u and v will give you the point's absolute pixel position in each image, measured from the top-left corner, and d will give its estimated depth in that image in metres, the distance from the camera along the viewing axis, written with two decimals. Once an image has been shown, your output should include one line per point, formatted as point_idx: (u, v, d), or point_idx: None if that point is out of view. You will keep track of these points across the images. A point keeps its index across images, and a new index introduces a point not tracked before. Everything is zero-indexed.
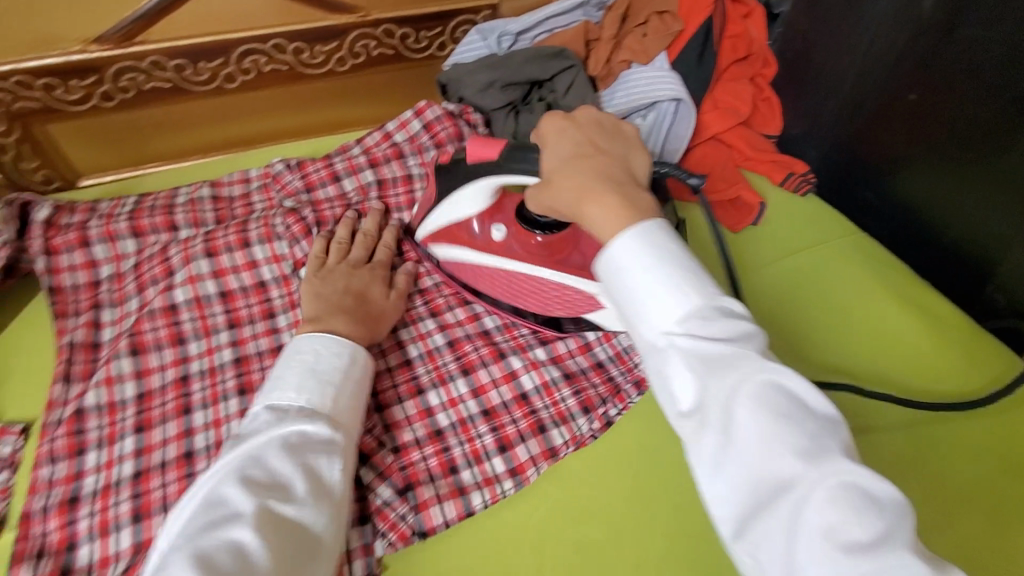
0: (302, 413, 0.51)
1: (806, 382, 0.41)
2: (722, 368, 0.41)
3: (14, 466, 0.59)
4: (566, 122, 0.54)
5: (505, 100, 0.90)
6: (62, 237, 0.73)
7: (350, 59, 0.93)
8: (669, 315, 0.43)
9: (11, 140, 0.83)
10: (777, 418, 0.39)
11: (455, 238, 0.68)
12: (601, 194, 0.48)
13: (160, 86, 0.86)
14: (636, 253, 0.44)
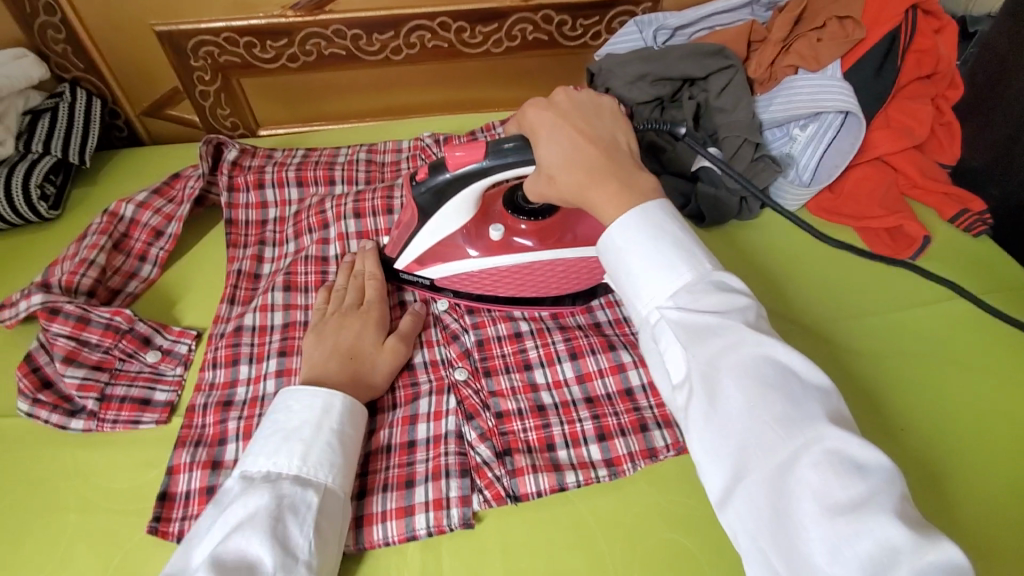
0: (294, 481, 0.51)
1: (793, 350, 0.42)
2: (706, 342, 0.44)
3: (186, 364, 0.67)
4: (552, 114, 0.56)
5: (653, 95, 0.88)
6: (243, 177, 0.84)
7: (506, 42, 0.96)
8: (662, 290, 0.47)
9: (212, 88, 0.95)
10: (760, 386, 0.41)
11: (446, 252, 0.68)
12: (603, 182, 0.51)
13: (337, 53, 0.93)
14: (635, 228, 0.49)
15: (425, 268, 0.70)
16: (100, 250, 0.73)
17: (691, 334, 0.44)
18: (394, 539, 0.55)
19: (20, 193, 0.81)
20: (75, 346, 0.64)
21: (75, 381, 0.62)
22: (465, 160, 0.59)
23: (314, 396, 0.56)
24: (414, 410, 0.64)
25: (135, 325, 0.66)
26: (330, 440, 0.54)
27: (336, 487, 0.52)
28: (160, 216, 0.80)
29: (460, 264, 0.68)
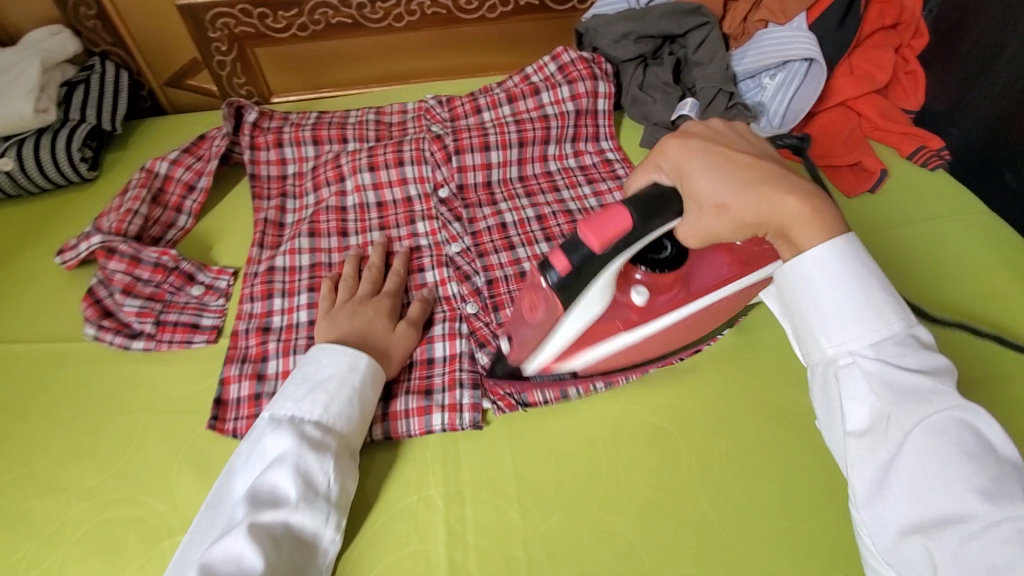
0: (316, 426, 0.57)
1: (999, 427, 0.41)
2: (909, 395, 0.43)
3: (228, 297, 0.76)
4: (696, 141, 0.52)
5: (637, 53, 0.96)
6: (263, 137, 0.91)
7: (500, 7, 1.03)
8: (863, 335, 0.45)
9: (230, 58, 1.04)
10: (961, 454, 0.40)
11: (595, 333, 0.58)
12: (793, 196, 0.48)
13: (344, 21, 1.01)
14: (827, 272, 0.46)
15: (562, 363, 0.60)
16: (142, 202, 0.82)
17: (895, 388, 0.43)
18: (416, 432, 0.63)
19: (65, 155, 0.89)
20: (131, 281, 0.74)
21: (133, 309, 0.72)
22: (616, 225, 0.48)
23: (341, 353, 0.61)
24: (430, 333, 0.72)
25: (180, 263, 0.76)
26: (350, 395, 0.59)
27: (351, 436, 0.58)
28: (191, 172, 0.88)
29: (599, 346, 0.59)
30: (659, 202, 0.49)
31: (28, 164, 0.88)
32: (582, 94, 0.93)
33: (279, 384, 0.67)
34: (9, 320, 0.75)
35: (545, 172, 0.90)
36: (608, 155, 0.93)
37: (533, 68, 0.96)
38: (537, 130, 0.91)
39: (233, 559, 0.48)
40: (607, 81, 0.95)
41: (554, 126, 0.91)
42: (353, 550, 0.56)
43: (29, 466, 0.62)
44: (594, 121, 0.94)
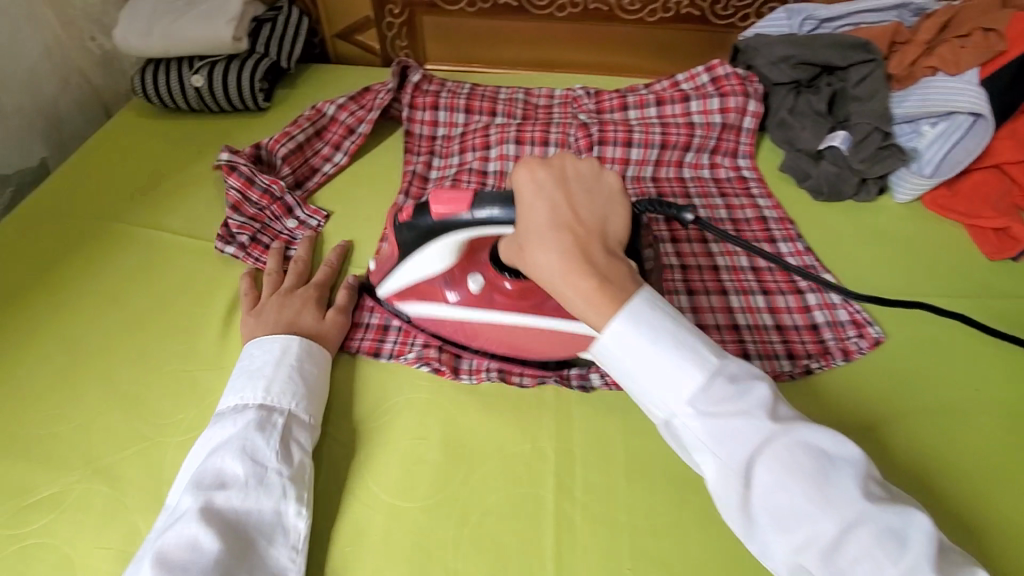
0: (260, 408, 0.59)
1: (818, 431, 0.43)
2: (731, 445, 0.43)
3: (316, 234, 0.83)
4: (539, 177, 0.51)
5: (792, 78, 0.96)
6: (421, 98, 0.98)
7: (661, 12, 1.06)
8: (679, 396, 0.44)
9: (399, 21, 1.12)
10: (796, 476, 0.42)
11: (426, 291, 0.66)
12: (579, 278, 0.47)
13: (509, 3, 1.07)
14: (637, 331, 0.45)
15: (405, 302, 0.69)
16: (302, 131, 0.92)
17: (720, 439, 0.43)
18: (528, 384, 0.66)
19: (246, 82, 0.99)
20: (241, 198, 0.83)
21: (239, 222, 0.81)
22: (454, 202, 0.56)
23: (275, 341, 0.64)
24: None
25: (285, 195, 0.83)
26: (290, 375, 0.62)
27: (300, 414, 0.60)
28: (353, 118, 0.97)
29: (436, 306, 0.66)
30: (497, 203, 0.54)
31: (217, 85, 0.99)
32: (731, 109, 0.94)
33: None
34: (189, 217, 0.84)
35: (679, 178, 0.92)
36: (745, 172, 0.93)
37: (685, 77, 0.99)
38: (681, 136, 0.92)
39: (187, 544, 0.49)
40: (757, 100, 0.95)
41: (698, 135, 0.92)
42: (468, 478, 0.59)
43: (196, 343, 0.69)
44: (737, 137, 0.95)
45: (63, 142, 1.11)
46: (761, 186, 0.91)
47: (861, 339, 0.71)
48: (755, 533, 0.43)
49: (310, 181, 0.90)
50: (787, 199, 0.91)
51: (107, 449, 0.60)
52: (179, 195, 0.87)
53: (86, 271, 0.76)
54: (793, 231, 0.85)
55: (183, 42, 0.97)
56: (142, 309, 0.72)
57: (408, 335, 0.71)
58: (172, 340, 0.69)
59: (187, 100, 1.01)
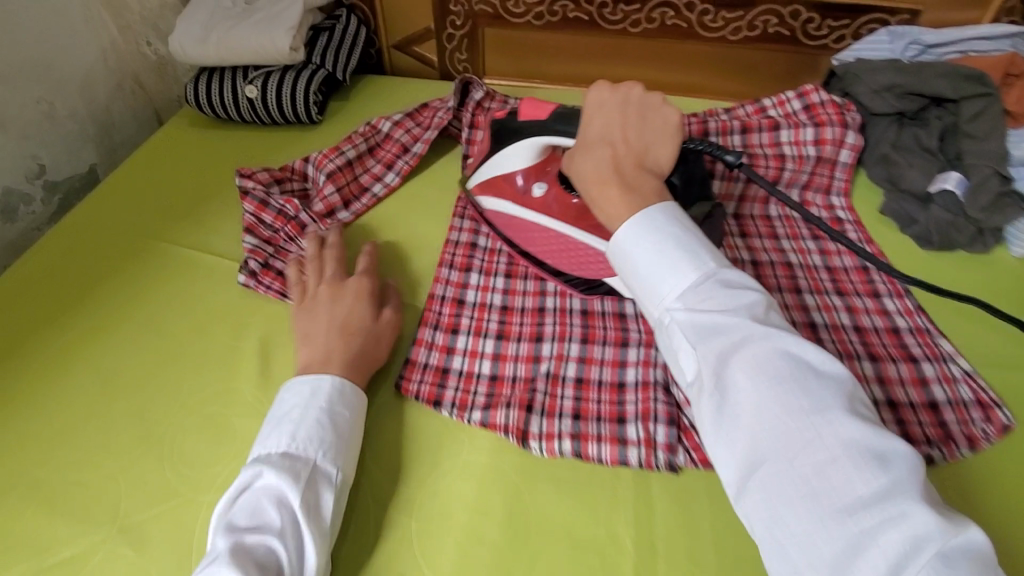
0: (283, 456, 0.52)
1: (807, 345, 0.41)
2: (707, 338, 0.43)
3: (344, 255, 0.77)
4: (607, 99, 0.59)
5: (896, 108, 0.85)
6: (483, 117, 0.92)
7: (745, 31, 0.97)
8: (670, 288, 0.46)
9: (460, 33, 1.06)
10: (772, 381, 0.40)
11: (501, 189, 0.75)
12: (603, 184, 0.53)
13: (580, 17, 1.00)
14: (640, 230, 0.49)
15: (484, 197, 0.78)
16: (353, 148, 0.87)
17: (700, 332, 0.43)
18: (607, 460, 0.59)
19: (300, 95, 0.94)
20: (255, 221, 0.79)
21: (251, 245, 0.76)
22: (537, 114, 0.68)
23: (303, 382, 0.57)
24: (623, 354, 0.67)
25: (300, 214, 0.79)
26: (318, 419, 0.55)
27: (327, 464, 0.53)
28: (409, 136, 0.91)
29: (505, 204, 0.76)
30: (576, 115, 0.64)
31: (270, 96, 0.94)
32: (827, 141, 0.85)
33: (466, 361, 0.68)
34: (236, 238, 0.79)
35: (764, 216, 0.83)
36: (839, 213, 0.84)
37: (773, 101, 0.91)
38: (769, 169, 0.85)
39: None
40: (857, 131, 0.86)
41: (788, 168, 0.85)
42: (531, 565, 0.53)
43: (234, 385, 0.64)
44: (831, 172, 0.86)
45: (113, 148, 1.08)
46: (859, 231, 0.81)
47: (988, 424, 0.61)
48: (714, 433, 0.42)
49: (357, 203, 0.85)
50: (888, 247, 0.81)
51: (135, 505, 0.55)
52: (226, 213, 0.82)
53: (126, 295, 0.72)
54: (900, 286, 0.74)
55: (238, 51, 0.93)
56: (180, 341, 0.68)
57: (471, 382, 0.66)
58: (211, 381, 0.64)
59: (238, 111, 0.96)
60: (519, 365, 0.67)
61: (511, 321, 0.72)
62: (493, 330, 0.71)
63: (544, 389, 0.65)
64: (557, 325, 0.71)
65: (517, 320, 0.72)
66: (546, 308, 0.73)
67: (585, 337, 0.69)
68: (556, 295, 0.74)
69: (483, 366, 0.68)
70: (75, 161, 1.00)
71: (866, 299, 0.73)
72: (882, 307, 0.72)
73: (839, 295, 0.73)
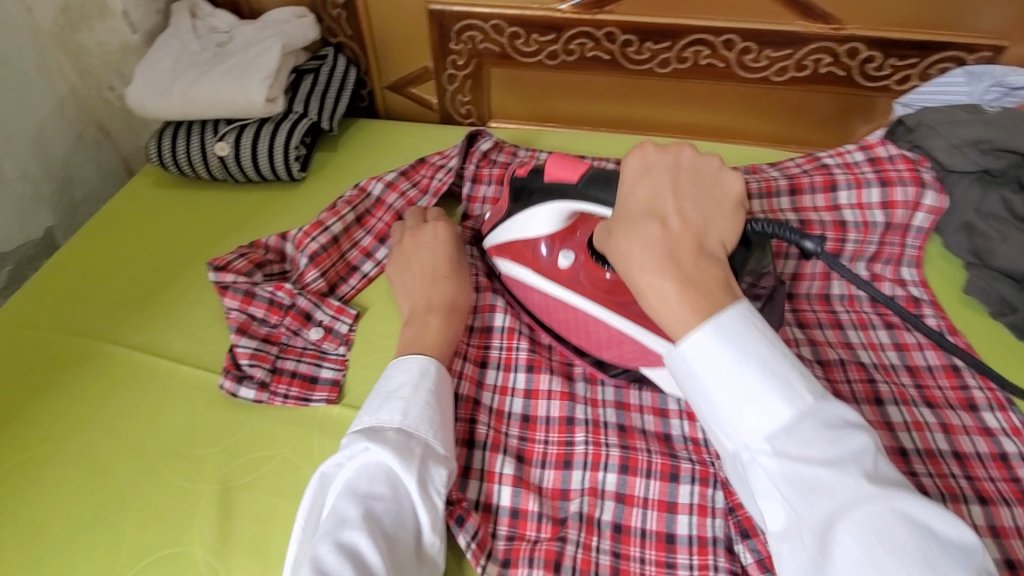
0: (398, 432, 0.49)
1: (929, 507, 0.34)
2: (809, 499, 0.35)
3: (348, 344, 0.66)
4: (655, 159, 0.44)
5: (980, 165, 0.72)
6: (488, 170, 0.79)
7: (793, 71, 0.84)
8: (754, 425, 0.36)
9: (462, 74, 0.93)
10: (892, 560, 0.33)
11: (517, 253, 0.63)
12: (658, 280, 0.40)
13: (600, 56, 0.87)
14: (715, 342, 0.37)
15: (498, 258, 0.66)
16: (338, 220, 0.74)
17: (797, 489, 0.35)
18: None
19: (281, 153, 0.82)
20: (247, 318, 0.66)
21: (248, 351, 0.63)
22: (564, 175, 0.54)
23: (412, 360, 0.54)
24: (673, 493, 0.54)
25: (297, 300, 0.67)
26: (430, 397, 0.51)
27: (441, 445, 0.50)
28: (404, 199, 0.79)
29: (520, 269, 0.63)
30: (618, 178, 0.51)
31: (244, 154, 0.82)
32: (898, 203, 0.71)
33: (484, 493, 0.55)
34: (196, 335, 0.66)
35: (823, 296, 0.69)
36: (912, 290, 0.70)
37: (829, 152, 0.77)
38: (827, 240, 0.71)
39: (348, 555, 0.42)
40: (937, 191, 0.72)
41: (851, 240, 0.71)
42: None
43: (185, 543, 0.52)
44: (902, 239, 0.72)
45: (74, 207, 0.96)
46: (939, 316, 0.67)
47: None
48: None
49: (345, 285, 0.72)
50: (977, 336, 0.67)
51: None
52: (189, 301, 0.70)
53: (64, 415, 0.60)
54: (1000, 393, 0.60)
55: (206, 104, 0.80)
56: (123, 480, 0.56)
57: (488, 521, 0.54)
58: (154, 538, 0.52)
59: (209, 170, 0.84)
60: (545, 501, 0.55)
61: (535, 437, 0.59)
62: (512, 447, 0.58)
63: (575, 538, 0.52)
64: (589, 446, 0.57)
65: (541, 437, 0.59)
66: (575, 421, 0.59)
67: (626, 463, 0.56)
68: (587, 403, 0.60)
69: (501, 496, 0.55)
70: (28, 226, 0.89)
71: (961, 412, 0.60)
72: (982, 424, 0.59)
73: (928, 406, 0.60)
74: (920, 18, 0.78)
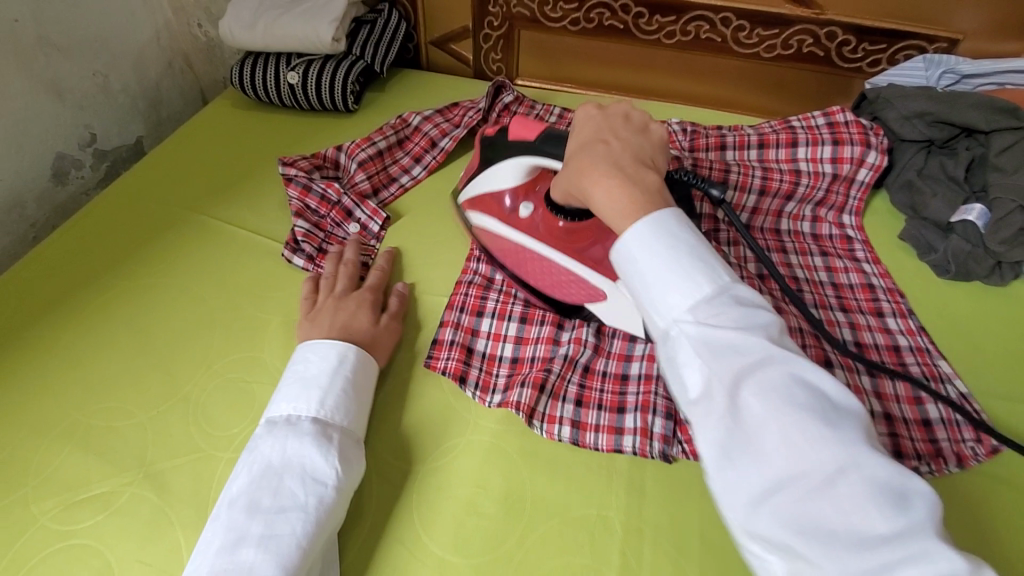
0: (314, 422, 0.56)
1: (823, 374, 0.39)
2: (722, 356, 0.39)
3: (377, 240, 0.82)
4: (597, 113, 0.57)
5: (925, 136, 0.86)
6: (508, 119, 0.95)
7: (779, 49, 0.98)
8: (681, 299, 0.42)
9: (497, 34, 1.08)
10: (786, 405, 0.38)
11: (487, 206, 0.74)
12: (604, 179, 0.48)
13: (615, 25, 1.02)
14: (652, 234, 0.44)
15: (471, 215, 0.76)
16: (385, 139, 0.90)
17: (713, 350, 0.40)
18: (604, 447, 0.62)
19: (339, 84, 0.98)
20: (303, 207, 0.82)
21: (302, 229, 0.79)
22: (526, 133, 0.66)
23: (329, 348, 0.62)
24: (631, 349, 0.70)
25: (341, 198, 0.83)
26: (343, 386, 0.60)
27: (352, 427, 0.58)
28: (438, 130, 0.94)
29: (489, 221, 0.73)
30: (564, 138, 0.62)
31: (310, 82, 0.98)
32: (846, 159, 0.85)
33: (489, 344, 0.71)
34: (268, 216, 0.83)
35: (774, 230, 0.85)
36: (849, 231, 0.85)
37: (798, 117, 0.91)
38: (784, 182, 0.84)
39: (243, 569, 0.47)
40: (880, 152, 0.85)
41: (804, 184, 0.85)
42: (524, 540, 0.57)
43: (259, 351, 0.68)
44: (847, 191, 0.86)
45: (160, 123, 1.13)
46: (867, 251, 0.82)
47: (977, 445, 0.63)
48: (732, 469, 0.38)
49: (385, 192, 0.88)
50: (903, 270, 0.81)
51: (161, 455, 0.59)
52: (263, 191, 0.86)
53: (163, 261, 0.76)
54: (904, 305, 0.76)
55: (283, 38, 0.97)
56: (212, 306, 0.72)
57: (492, 364, 0.70)
58: (237, 345, 0.68)
59: (279, 95, 1.01)
60: (539, 346, 0.70)
61: (534, 307, 0.74)
62: (516, 312, 0.73)
63: (557, 370, 0.67)
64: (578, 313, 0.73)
65: (539, 308, 0.74)
66: None
67: (599, 327, 0.71)
68: None
69: (505, 348, 0.71)
70: (123, 131, 1.06)
71: (869, 316, 0.75)
72: (886, 326, 0.74)
73: (843, 311, 0.75)
74: (891, 10, 0.91)
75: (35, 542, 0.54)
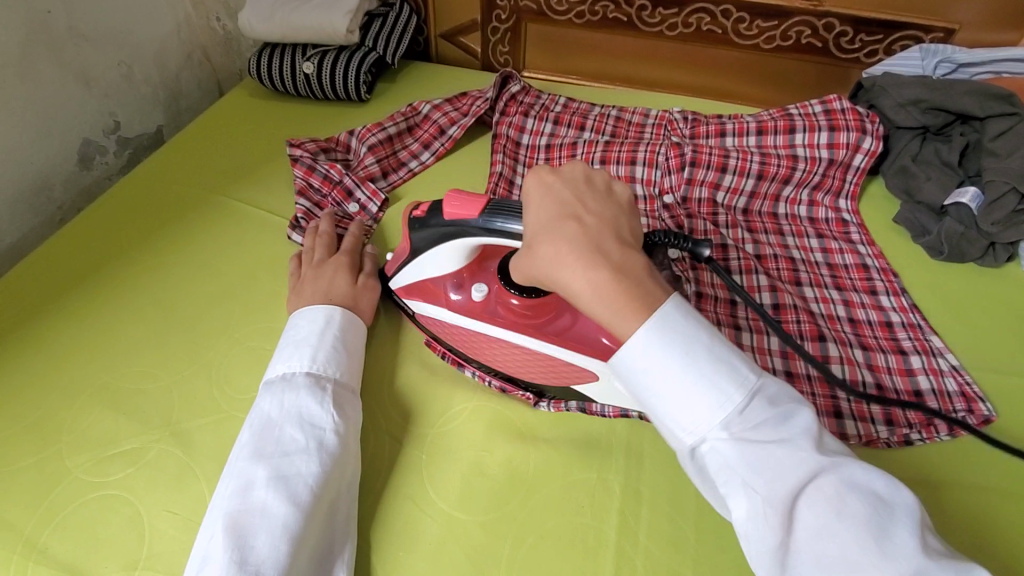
0: (307, 375, 0.59)
1: (870, 472, 0.40)
2: (769, 475, 0.40)
3: (375, 220, 0.85)
4: (552, 181, 0.53)
5: (920, 122, 0.88)
6: (515, 107, 0.98)
7: (779, 40, 1.01)
8: (711, 415, 0.42)
9: (504, 27, 1.12)
10: (838, 514, 0.38)
11: (431, 290, 0.69)
12: (589, 270, 0.46)
13: (619, 18, 1.05)
14: (671, 345, 0.44)
15: (409, 300, 0.71)
16: (394, 124, 0.94)
17: (755, 467, 0.40)
18: (610, 413, 0.65)
19: (352, 74, 1.02)
20: (306, 185, 0.86)
21: (303, 207, 0.83)
22: (461, 212, 0.59)
23: (317, 311, 0.65)
24: None
25: (344, 178, 0.86)
26: (333, 344, 0.63)
27: (346, 378, 0.62)
28: (446, 118, 0.97)
29: (437, 308, 0.68)
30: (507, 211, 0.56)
31: (324, 72, 1.02)
32: (842, 145, 0.88)
33: None
34: (284, 198, 0.87)
35: (772, 214, 0.88)
36: (845, 215, 0.87)
37: (796, 105, 0.93)
38: (781, 167, 0.87)
39: (257, 508, 0.50)
40: (875, 138, 0.88)
41: (801, 169, 0.87)
42: (528, 498, 0.60)
43: (277, 321, 0.71)
44: (843, 175, 0.88)
45: (179, 113, 1.17)
46: (863, 233, 0.85)
47: (969, 414, 0.65)
48: None
49: (394, 175, 0.92)
50: (898, 252, 0.84)
51: (186, 415, 0.62)
52: (279, 175, 0.90)
53: (185, 239, 0.80)
54: (897, 284, 0.79)
55: (298, 29, 1.01)
56: (232, 280, 0.75)
57: None
58: (256, 316, 0.71)
59: (294, 85, 1.04)
60: None
61: None
62: None
63: None
64: None
65: None
66: None
67: None
68: None
69: None
70: (145, 120, 1.10)
71: (863, 294, 0.78)
72: (879, 304, 0.77)
73: (838, 290, 0.78)
74: (888, 1, 0.94)
75: (70, 492, 0.57)
